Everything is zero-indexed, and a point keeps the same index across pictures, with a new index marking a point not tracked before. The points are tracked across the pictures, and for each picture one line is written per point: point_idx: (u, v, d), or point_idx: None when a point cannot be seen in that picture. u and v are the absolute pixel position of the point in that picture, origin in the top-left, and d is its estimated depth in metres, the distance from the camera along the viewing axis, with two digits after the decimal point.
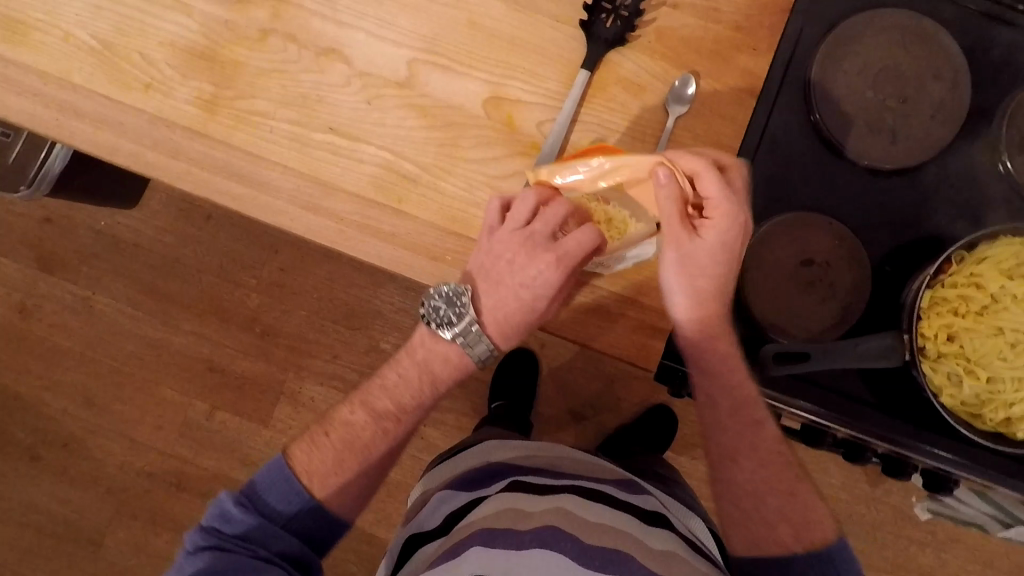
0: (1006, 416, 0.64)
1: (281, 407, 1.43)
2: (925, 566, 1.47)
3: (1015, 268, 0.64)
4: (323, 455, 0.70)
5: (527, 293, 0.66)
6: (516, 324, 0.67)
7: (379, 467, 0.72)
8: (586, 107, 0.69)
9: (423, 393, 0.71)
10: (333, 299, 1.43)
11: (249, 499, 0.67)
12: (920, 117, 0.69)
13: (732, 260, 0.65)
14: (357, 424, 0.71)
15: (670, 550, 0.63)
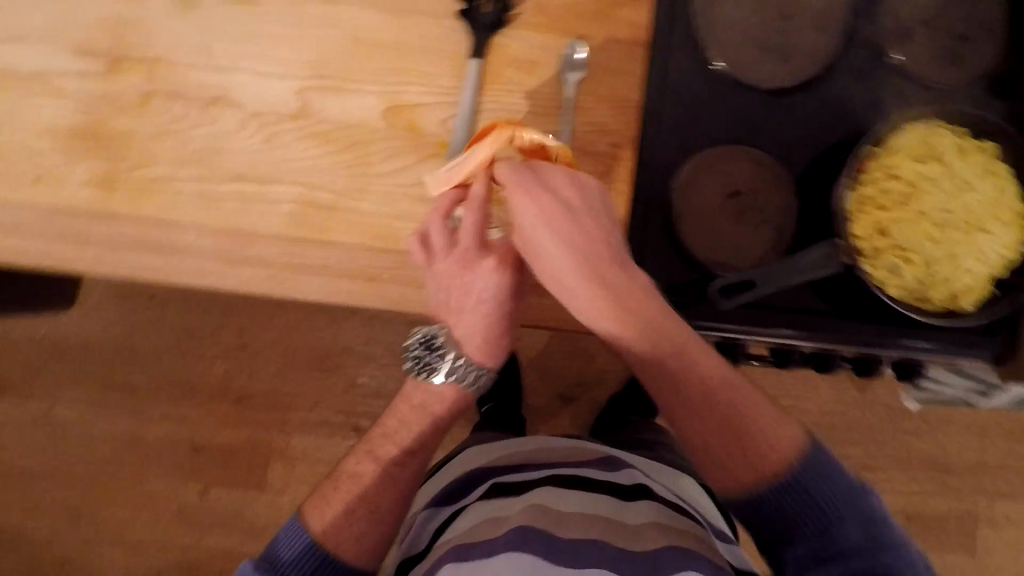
0: (950, 292, 0.66)
1: (273, 468, 1.40)
2: (928, 453, 1.52)
3: (922, 151, 0.66)
4: (332, 517, 0.68)
5: (487, 308, 0.66)
6: (490, 340, 0.68)
7: (393, 515, 0.70)
8: (484, 95, 0.68)
9: (427, 433, 0.71)
10: (298, 346, 1.41)
11: (269, 564, 0.67)
12: (804, 31, 0.71)
13: (586, 249, 0.62)
14: (365, 475, 0.70)
15: (648, 522, 0.65)
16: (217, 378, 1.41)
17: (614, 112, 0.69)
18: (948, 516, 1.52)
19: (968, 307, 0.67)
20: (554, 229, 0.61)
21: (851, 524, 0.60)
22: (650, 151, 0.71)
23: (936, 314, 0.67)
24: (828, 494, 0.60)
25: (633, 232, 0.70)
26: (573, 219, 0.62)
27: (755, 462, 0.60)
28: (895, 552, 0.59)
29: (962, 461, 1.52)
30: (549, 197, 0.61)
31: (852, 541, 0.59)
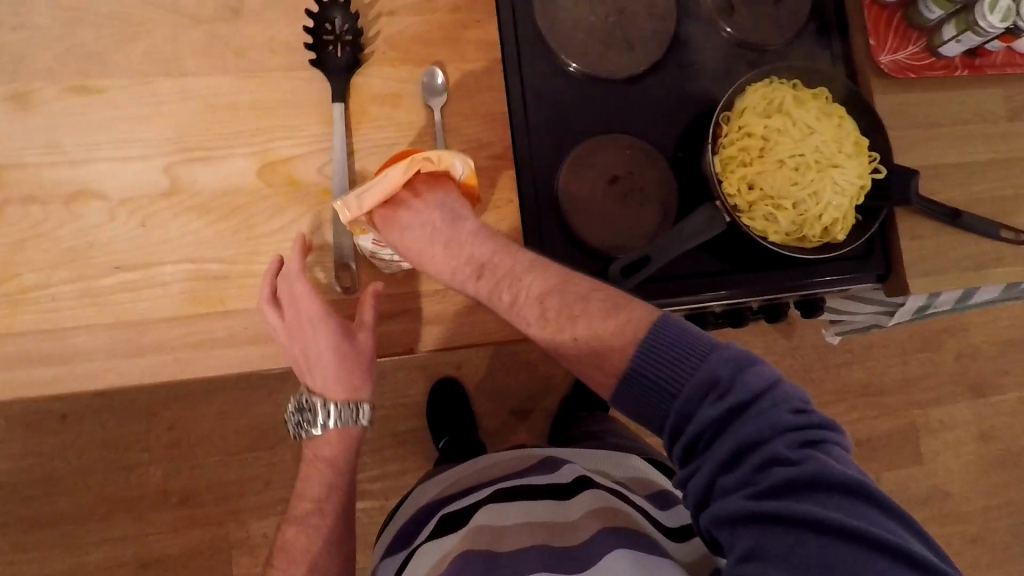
0: (822, 227, 0.72)
1: (237, 562, 1.32)
2: (859, 379, 1.63)
3: (768, 107, 0.72)
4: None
5: (332, 354, 0.65)
6: (355, 364, 0.67)
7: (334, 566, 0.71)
8: (355, 135, 0.69)
9: (331, 478, 0.72)
10: (236, 429, 1.34)
11: None
12: (640, 20, 0.77)
13: (457, 236, 0.64)
14: (293, 540, 0.71)
15: (585, 512, 0.68)
16: (155, 485, 1.32)
17: (484, 125, 0.71)
18: (893, 433, 1.63)
19: (841, 237, 0.73)
20: (429, 244, 0.64)
21: (700, 394, 0.52)
22: (527, 157, 0.74)
23: (815, 249, 0.74)
24: (673, 364, 0.54)
25: (529, 237, 0.73)
26: (440, 232, 0.64)
27: (607, 365, 0.58)
28: (758, 410, 0.50)
29: (890, 379, 1.63)
30: (430, 221, 0.64)
31: (706, 411, 0.51)
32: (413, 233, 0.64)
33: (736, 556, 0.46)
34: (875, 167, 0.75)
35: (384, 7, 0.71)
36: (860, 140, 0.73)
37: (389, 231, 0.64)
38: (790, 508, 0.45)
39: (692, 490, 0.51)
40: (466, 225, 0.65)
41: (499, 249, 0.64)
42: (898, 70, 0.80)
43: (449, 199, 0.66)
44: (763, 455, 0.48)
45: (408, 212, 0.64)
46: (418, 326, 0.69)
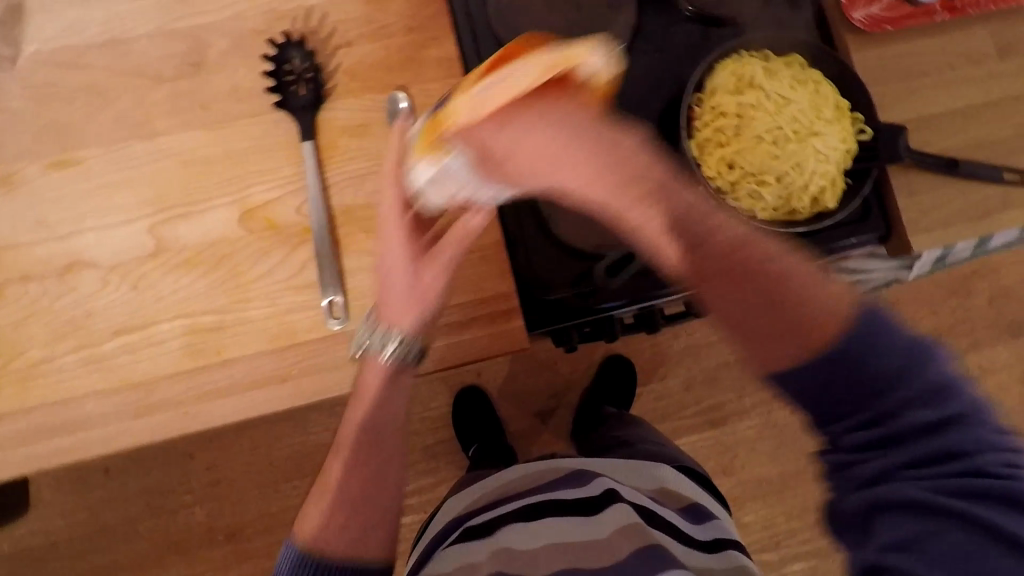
0: (811, 197, 0.70)
1: None
2: None
3: (740, 82, 0.70)
4: (315, 519, 0.64)
5: (404, 270, 0.62)
6: (420, 302, 0.62)
7: (374, 511, 0.64)
8: (327, 170, 0.69)
9: (375, 407, 0.64)
10: (270, 462, 1.37)
11: None
12: (600, 12, 0.75)
13: (601, 156, 0.45)
14: (335, 471, 0.65)
15: (619, 529, 0.69)
16: (209, 526, 1.36)
17: None
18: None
19: (832, 204, 0.71)
20: (542, 155, 0.46)
21: (919, 393, 0.47)
22: None
23: (806, 221, 0.71)
24: (893, 354, 0.47)
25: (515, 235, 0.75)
26: (580, 135, 0.46)
27: (799, 327, 0.48)
28: (973, 425, 0.46)
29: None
30: (524, 134, 0.47)
31: (918, 413, 0.47)
32: (530, 135, 0.47)
33: (891, 541, 0.46)
34: (859, 128, 0.72)
35: (342, 40, 0.71)
36: (840, 101, 0.71)
37: (483, 127, 0.48)
38: (974, 513, 0.44)
39: (858, 473, 0.49)
40: (628, 140, 0.46)
41: (662, 182, 0.47)
42: (873, 25, 0.78)
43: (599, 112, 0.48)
44: (967, 465, 0.46)
45: (522, 108, 0.47)
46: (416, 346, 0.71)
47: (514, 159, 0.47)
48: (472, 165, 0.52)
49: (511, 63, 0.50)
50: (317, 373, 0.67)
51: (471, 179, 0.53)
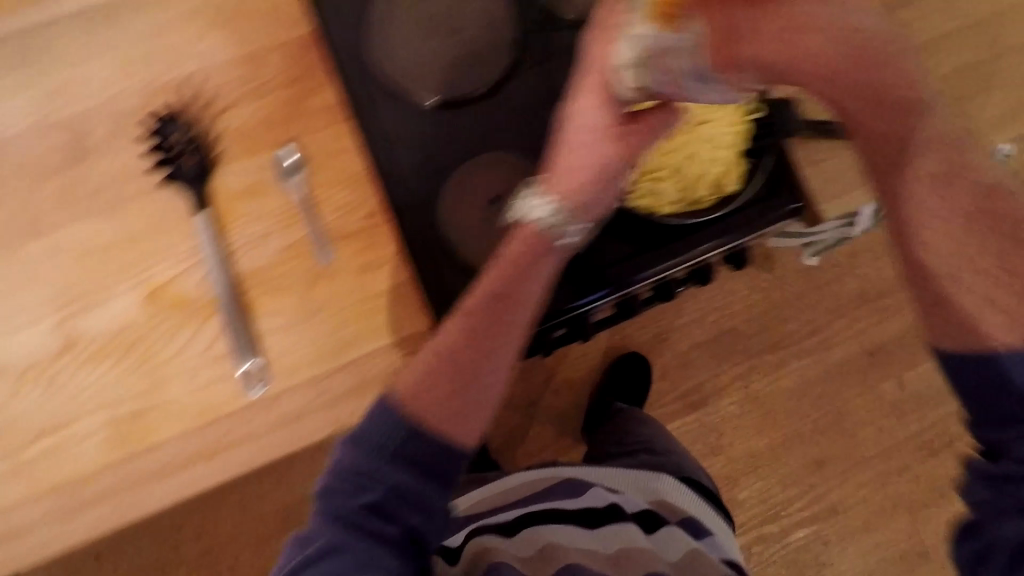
0: (710, 184, 0.70)
1: None
2: (853, 289, 1.67)
3: None
4: (415, 377, 0.60)
5: (585, 139, 0.60)
6: (600, 171, 0.60)
7: (470, 396, 0.60)
8: (225, 238, 0.68)
9: (514, 269, 0.60)
10: (259, 520, 1.36)
11: (364, 462, 0.58)
12: (477, 36, 0.76)
13: (869, 44, 0.56)
14: (449, 333, 0.61)
15: (614, 550, 0.78)
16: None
17: (349, 188, 0.70)
18: (901, 332, 1.66)
19: (734, 187, 0.71)
20: (778, 44, 0.57)
21: None
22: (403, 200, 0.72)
23: (712, 208, 0.71)
24: None
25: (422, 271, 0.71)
26: (834, 32, 0.56)
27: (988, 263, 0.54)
28: None
29: (885, 280, 1.67)
30: (738, 37, 0.57)
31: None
32: (771, 37, 0.57)
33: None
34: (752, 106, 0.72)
35: (220, 104, 0.70)
36: None
37: (716, 19, 0.57)
38: None
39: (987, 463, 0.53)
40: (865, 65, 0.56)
41: (880, 81, 0.56)
42: None
43: (861, 8, 0.57)
44: None
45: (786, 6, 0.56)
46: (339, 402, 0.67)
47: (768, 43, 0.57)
48: (700, 49, 0.55)
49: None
50: (245, 442, 0.67)
51: (683, 71, 0.55)
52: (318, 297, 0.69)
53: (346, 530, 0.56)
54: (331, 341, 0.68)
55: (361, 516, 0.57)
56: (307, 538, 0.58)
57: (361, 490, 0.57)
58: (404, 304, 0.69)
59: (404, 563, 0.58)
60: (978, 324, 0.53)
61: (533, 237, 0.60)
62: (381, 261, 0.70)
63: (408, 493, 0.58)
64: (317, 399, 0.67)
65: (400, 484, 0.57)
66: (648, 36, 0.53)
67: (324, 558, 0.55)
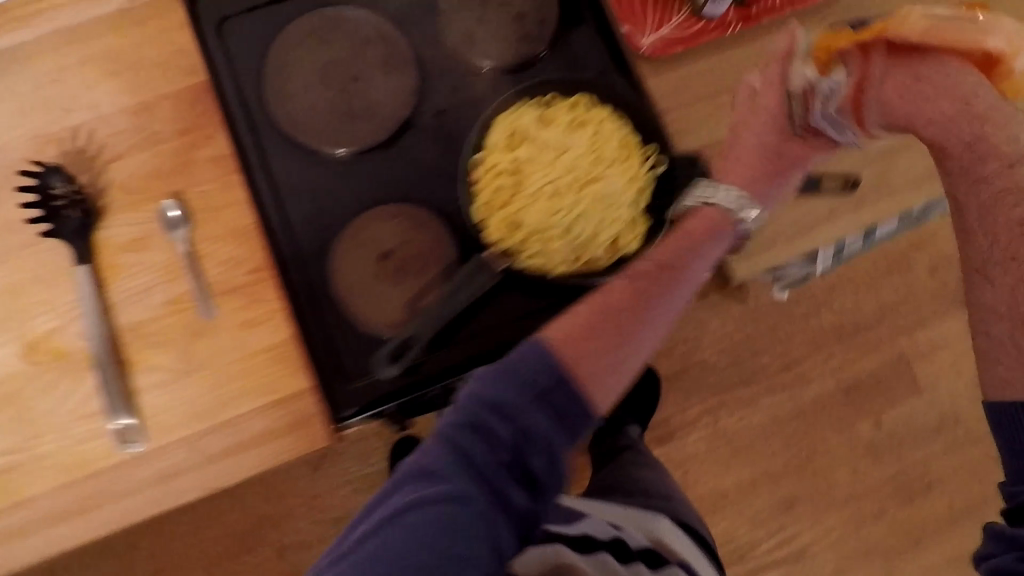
0: (607, 243, 0.67)
1: None
2: (831, 323, 1.62)
3: (514, 137, 0.67)
4: (570, 320, 0.58)
5: (767, 124, 0.63)
6: (784, 164, 0.64)
7: (620, 353, 0.59)
8: (108, 291, 0.68)
9: (683, 246, 0.63)
10: (208, 545, 1.36)
11: (497, 410, 0.52)
12: (377, 82, 0.73)
13: (928, 89, 0.55)
14: (614, 291, 0.60)
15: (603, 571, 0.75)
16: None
17: (236, 242, 0.69)
18: (878, 369, 1.61)
19: (635, 246, 0.67)
20: (899, 97, 0.56)
21: None
22: (293, 254, 0.71)
23: (611, 268, 0.68)
24: None
25: (310, 328, 0.69)
26: (918, 81, 0.55)
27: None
28: None
29: (865, 314, 1.62)
30: (882, 95, 0.56)
31: None
32: (892, 83, 0.56)
33: None
34: (655, 161, 0.68)
35: (109, 154, 0.69)
36: (625, 136, 0.68)
37: (878, 48, 0.56)
38: None
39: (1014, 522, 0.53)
40: (946, 105, 0.54)
41: (977, 133, 0.54)
42: (661, 49, 0.74)
43: (979, 80, 0.54)
44: None
45: (919, 61, 0.55)
46: (214, 463, 0.66)
47: (876, 91, 0.56)
48: (838, 95, 0.58)
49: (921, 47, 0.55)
50: (117, 501, 0.65)
51: (821, 114, 0.60)
52: (198, 353, 0.67)
53: (470, 475, 0.51)
54: (209, 399, 0.67)
55: (484, 462, 0.51)
56: (416, 470, 0.52)
57: (489, 433, 0.52)
58: (286, 362, 0.68)
59: (516, 523, 0.52)
60: (1023, 342, 0.55)
61: (710, 220, 0.64)
62: (264, 318, 0.68)
63: (541, 445, 0.52)
64: (194, 458, 0.66)
65: (538, 432, 0.52)
66: (808, 77, 0.59)
67: (433, 503, 0.50)
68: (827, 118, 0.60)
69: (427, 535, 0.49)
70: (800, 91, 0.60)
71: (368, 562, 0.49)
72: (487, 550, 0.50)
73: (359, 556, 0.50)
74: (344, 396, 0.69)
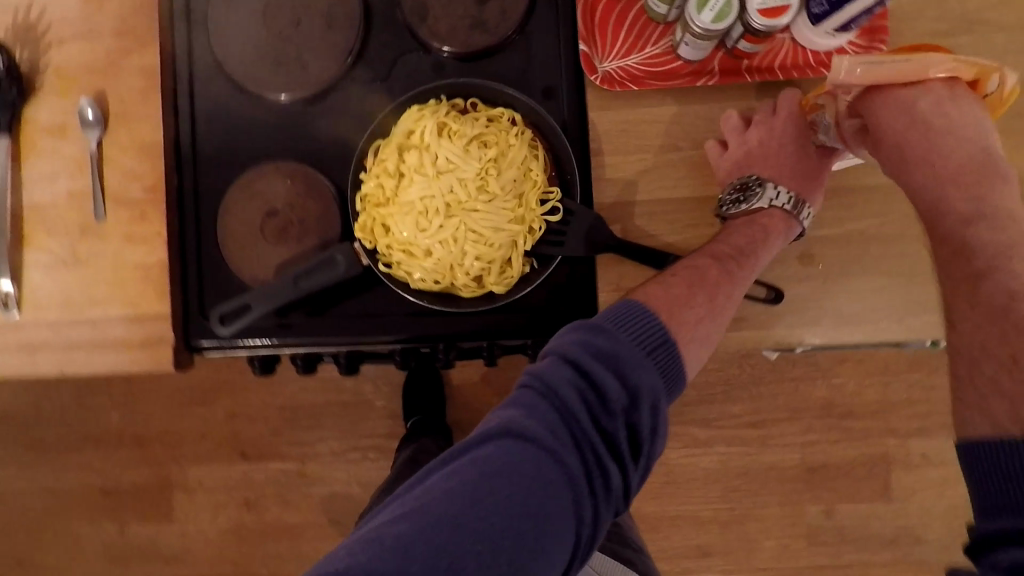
0: (470, 277, 0.63)
1: (131, 520, 1.40)
2: (821, 398, 1.39)
3: (413, 136, 0.62)
4: (663, 294, 0.58)
5: (796, 141, 0.65)
6: (815, 171, 0.65)
7: (706, 336, 0.59)
8: (23, 167, 0.72)
9: (759, 238, 0.63)
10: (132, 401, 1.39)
11: (603, 363, 0.49)
12: (316, 34, 0.71)
13: (918, 130, 0.53)
14: (701, 264, 0.62)
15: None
16: (72, 443, 1.40)
17: (143, 156, 0.71)
18: (866, 461, 1.42)
19: (499, 288, 0.64)
20: (897, 139, 0.54)
21: None
22: (192, 185, 0.73)
23: (470, 301, 0.65)
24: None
25: (188, 259, 0.73)
26: (910, 125, 0.54)
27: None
28: None
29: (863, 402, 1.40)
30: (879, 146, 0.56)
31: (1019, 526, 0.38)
32: (889, 125, 0.55)
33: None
34: (551, 207, 0.63)
35: (53, 36, 0.71)
36: (528, 172, 0.62)
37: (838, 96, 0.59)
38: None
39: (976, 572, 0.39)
40: (932, 145, 0.53)
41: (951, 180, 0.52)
42: (612, 82, 0.65)
43: (959, 116, 0.53)
44: None
45: (900, 106, 0.55)
46: (73, 351, 0.71)
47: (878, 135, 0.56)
48: (834, 129, 0.62)
49: (901, 87, 0.55)
50: None
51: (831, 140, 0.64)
52: (83, 249, 0.71)
53: (568, 435, 0.46)
54: (83, 293, 0.71)
55: (591, 419, 0.47)
56: (501, 428, 0.45)
57: (600, 389, 0.48)
58: (153, 283, 0.70)
59: (614, 494, 0.47)
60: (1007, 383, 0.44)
61: (778, 219, 0.64)
62: (146, 237, 0.70)
63: (652, 404, 0.50)
64: (59, 340, 0.71)
65: (648, 392, 0.49)
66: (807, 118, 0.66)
67: (534, 457, 0.44)
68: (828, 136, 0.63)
69: (529, 490, 0.43)
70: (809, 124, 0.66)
71: (451, 518, 0.41)
72: (581, 518, 0.45)
73: (429, 513, 0.41)
74: (197, 330, 0.73)
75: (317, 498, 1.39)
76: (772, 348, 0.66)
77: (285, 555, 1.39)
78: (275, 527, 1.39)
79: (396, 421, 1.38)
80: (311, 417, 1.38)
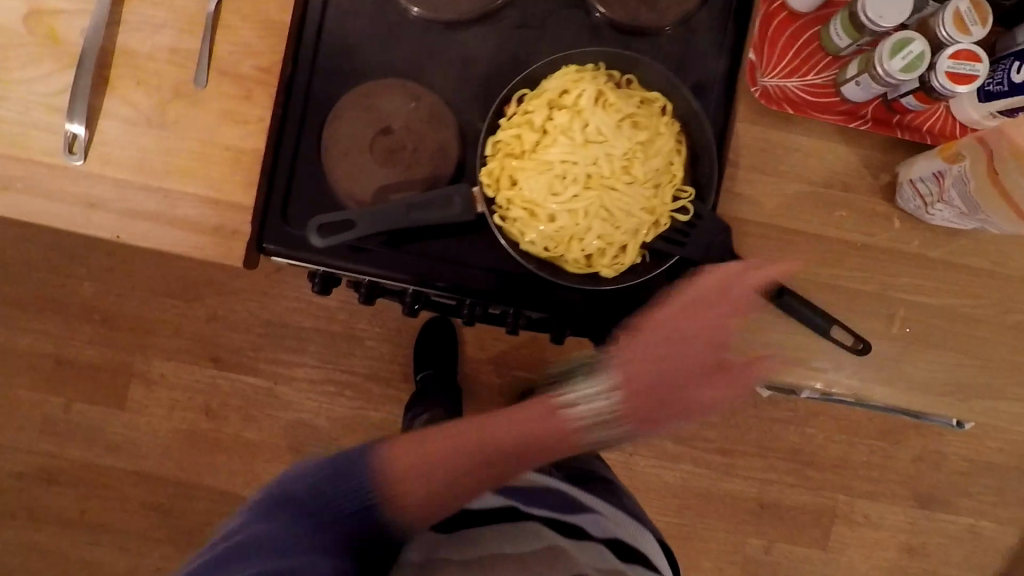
0: (584, 253, 0.61)
1: (81, 400, 1.31)
2: (791, 443, 1.42)
3: (567, 97, 0.60)
4: (406, 453, 0.59)
5: (665, 343, 0.59)
6: (647, 410, 0.59)
7: (436, 512, 0.57)
8: (126, 7, 0.65)
9: (531, 435, 0.57)
10: (110, 276, 1.29)
11: (335, 485, 0.58)
12: None
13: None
14: (467, 433, 0.58)
15: (537, 549, 0.56)
16: (35, 304, 1.30)
17: (262, 32, 0.66)
18: (817, 510, 1.44)
19: (607, 272, 0.62)
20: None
21: None
22: (305, 78, 0.68)
23: (574, 276, 0.63)
24: None
25: (281, 154, 0.68)
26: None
27: None
28: None
29: (827, 454, 1.42)
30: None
31: None
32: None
33: None
34: (681, 206, 0.62)
35: None
36: (669, 166, 0.61)
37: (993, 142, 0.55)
38: None
39: None
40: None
41: None
42: (769, 99, 0.64)
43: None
44: None
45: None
46: (133, 217, 0.66)
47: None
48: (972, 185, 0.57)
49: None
50: (35, 194, 0.65)
51: (956, 197, 0.58)
52: (170, 111, 0.65)
53: (301, 534, 0.54)
54: (158, 158, 0.65)
55: (320, 533, 0.55)
56: (240, 535, 0.53)
57: (332, 510, 0.57)
58: (241, 168, 0.65)
59: None
60: None
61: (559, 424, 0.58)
62: (246, 118, 0.65)
63: (368, 536, 0.57)
64: (119, 201, 0.66)
65: (366, 523, 0.57)
66: (934, 167, 0.59)
67: (269, 535, 0.53)
68: (968, 200, 0.57)
69: (249, 566, 0.50)
70: (931, 176, 0.60)
71: None
72: None
73: None
74: (272, 230, 0.68)
75: (281, 423, 1.32)
76: (842, 388, 0.66)
77: (234, 471, 1.32)
78: (229, 441, 1.32)
79: (382, 365, 1.33)
80: (295, 339, 1.32)
